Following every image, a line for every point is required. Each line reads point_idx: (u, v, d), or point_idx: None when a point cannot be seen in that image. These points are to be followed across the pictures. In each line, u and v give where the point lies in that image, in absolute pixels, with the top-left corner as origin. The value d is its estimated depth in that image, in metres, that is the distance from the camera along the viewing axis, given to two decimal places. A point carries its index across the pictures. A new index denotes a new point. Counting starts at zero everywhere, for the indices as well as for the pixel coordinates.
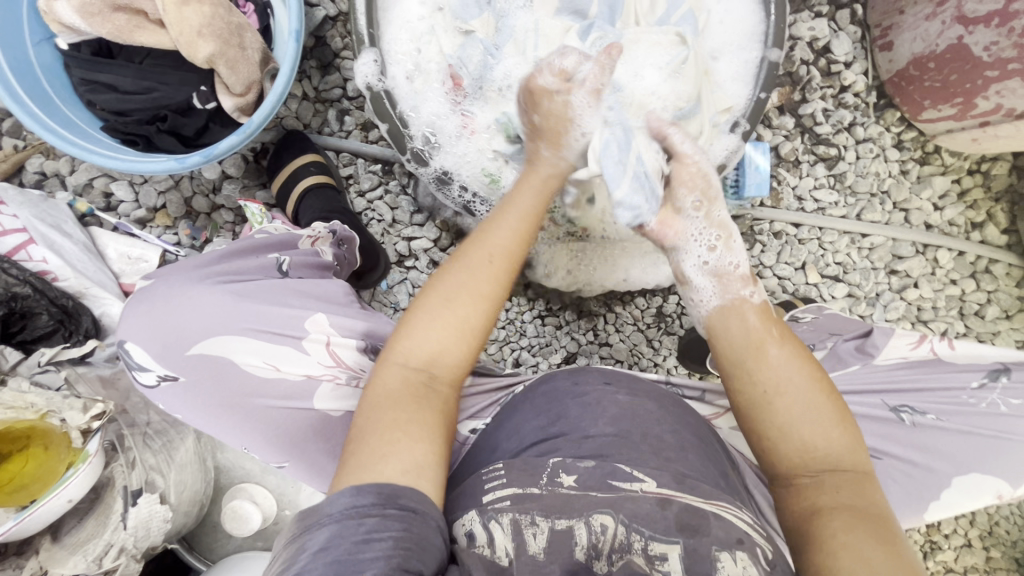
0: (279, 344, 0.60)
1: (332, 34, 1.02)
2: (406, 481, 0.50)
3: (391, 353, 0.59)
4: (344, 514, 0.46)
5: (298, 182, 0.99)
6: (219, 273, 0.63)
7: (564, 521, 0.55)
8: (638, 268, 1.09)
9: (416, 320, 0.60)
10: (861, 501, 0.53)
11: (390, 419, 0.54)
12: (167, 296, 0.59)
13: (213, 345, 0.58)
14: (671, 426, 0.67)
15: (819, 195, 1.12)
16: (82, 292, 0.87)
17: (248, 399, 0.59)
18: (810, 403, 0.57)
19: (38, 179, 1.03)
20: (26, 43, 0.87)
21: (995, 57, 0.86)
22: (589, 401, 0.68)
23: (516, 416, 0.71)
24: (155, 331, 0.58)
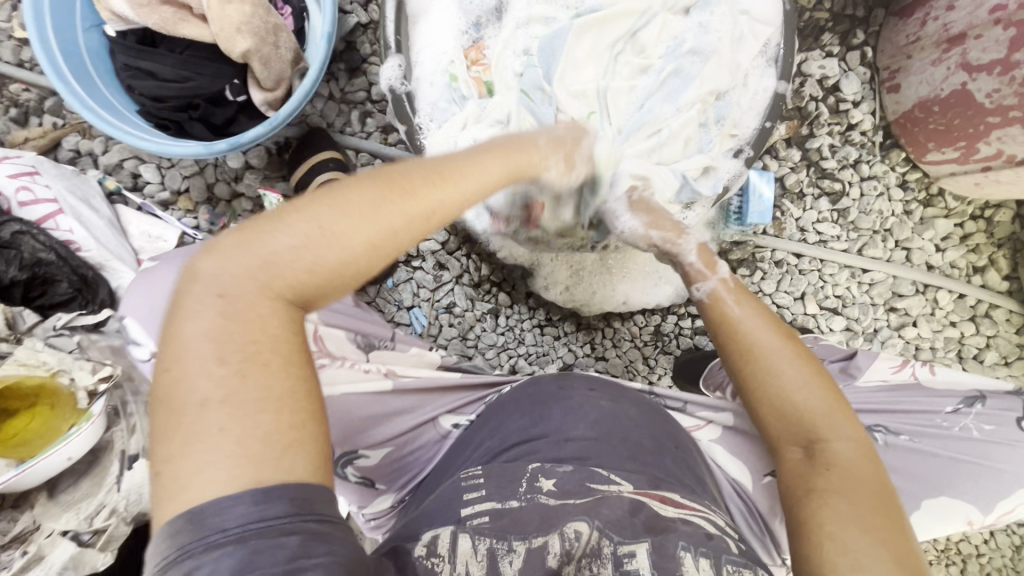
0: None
1: (361, 40, 1.08)
2: (307, 474, 0.41)
3: (250, 274, 0.44)
4: (247, 526, 0.38)
5: (315, 176, 1.03)
6: None
7: (541, 538, 0.51)
8: (639, 291, 1.11)
9: (282, 220, 0.46)
10: (858, 480, 0.56)
11: (273, 361, 0.43)
12: (162, 272, 0.59)
13: None
14: (648, 430, 0.69)
15: (821, 228, 1.14)
16: (102, 263, 0.90)
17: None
18: (781, 367, 0.64)
19: (72, 156, 1.08)
20: (77, 28, 0.94)
21: (997, 105, 0.87)
22: (574, 405, 0.70)
23: (499, 415, 0.72)
24: (147, 303, 0.58)
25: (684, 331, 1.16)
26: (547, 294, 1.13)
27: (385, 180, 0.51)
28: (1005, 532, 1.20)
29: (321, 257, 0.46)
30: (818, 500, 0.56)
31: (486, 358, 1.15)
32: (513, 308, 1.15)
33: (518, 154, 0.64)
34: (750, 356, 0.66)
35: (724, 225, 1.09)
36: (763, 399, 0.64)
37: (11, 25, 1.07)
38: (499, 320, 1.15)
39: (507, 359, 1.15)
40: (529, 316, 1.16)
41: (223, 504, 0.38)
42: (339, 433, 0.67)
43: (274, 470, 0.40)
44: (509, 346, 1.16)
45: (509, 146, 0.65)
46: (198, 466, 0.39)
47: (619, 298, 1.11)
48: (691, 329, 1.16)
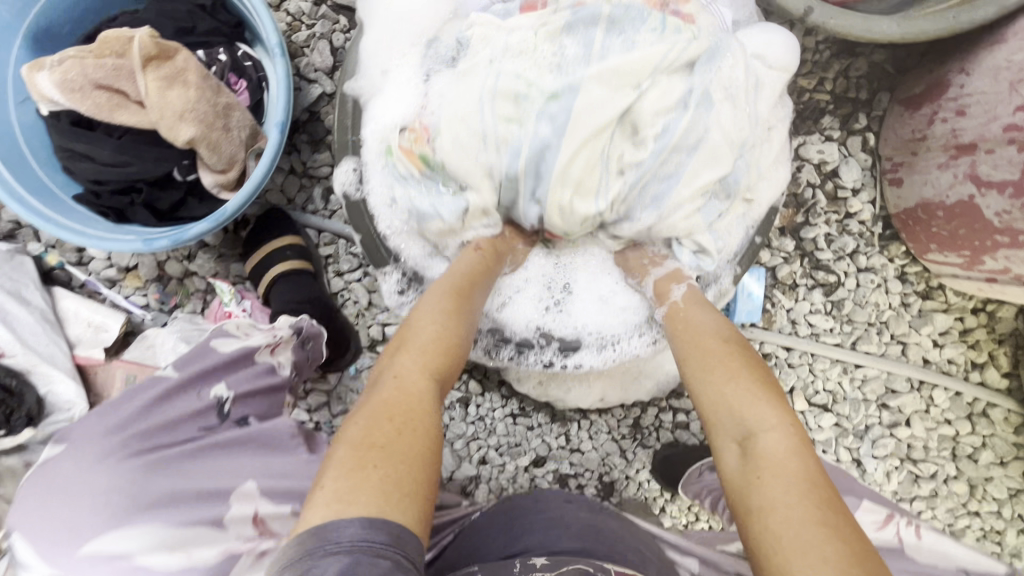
0: (189, 528, 0.54)
1: (326, 111, 1.00)
2: (412, 525, 0.50)
3: (376, 403, 0.58)
4: (355, 543, 0.46)
5: (271, 264, 0.95)
6: (139, 441, 0.57)
7: None
8: (617, 391, 1.04)
9: (418, 327, 0.67)
10: (795, 477, 0.54)
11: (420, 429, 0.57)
12: (68, 478, 0.53)
13: (112, 542, 0.51)
14: (630, 547, 0.71)
15: (813, 320, 1.07)
16: (31, 368, 0.83)
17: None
18: (711, 379, 0.65)
19: (10, 228, 1.00)
20: (7, 103, 0.85)
21: (1006, 224, 0.80)
22: (553, 522, 0.73)
23: (487, 534, 0.76)
24: (50, 521, 0.51)
25: (664, 424, 1.10)
26: (519, 387, 1.05)
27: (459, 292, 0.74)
28: None
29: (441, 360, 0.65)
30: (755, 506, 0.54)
31: (454, 449, 1.08)
32: (484, 397, 1.08)
33: (496, 266, 0.79)
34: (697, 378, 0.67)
35: None
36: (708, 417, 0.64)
37: None
38: (469, 409, 1.09)
39: (476, 450, 1.09)
40: (501, 406, 1.09)
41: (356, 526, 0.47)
42: None
43: (392, 505, 0.49)
44: (479, 436, 1.09)
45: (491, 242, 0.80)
46: (352, 500, 0.49)
47: (595, 395, 1.04)
48: (672, 423, 1.10)
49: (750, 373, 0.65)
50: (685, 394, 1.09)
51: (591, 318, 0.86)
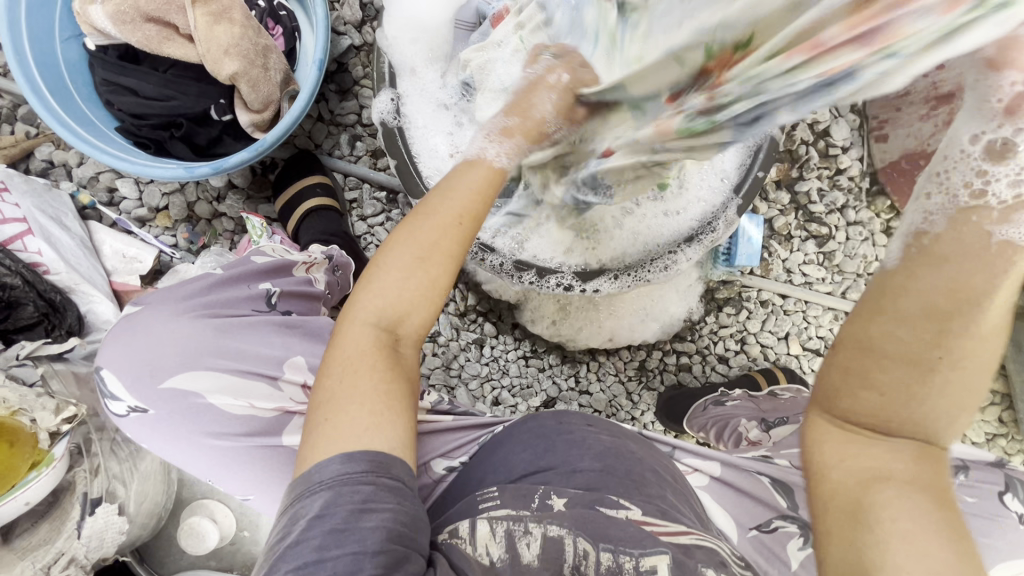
0: (245, 379, 0.60)
1: (354, 62, 1.06)
2: (392, 452, 0.49)
3: (354, 340, 0.52)
4: (337, 480, 0.46)
5: (302, 201, 1.01)
6: (205, 307, 0.63)
7: (556, 527, 0.56)
8: (626, 328, 1.12)
9: (391, 267, 0.52)
10: (931, 477, 0.42)
11: (382, 386, 0.51)
12: (147, 328, 0.59)
13: (185, 383, 0.57)
14: (651, 466, 0.69)
15: (807, 270, 1.15)
16: (73, 287, 0.86)
17: (207, 438, 0.57)
18: (950, 372, 0.40)
19: (45, 167, 1.03)
20: (54, 39, 0.90)
21: None
22: (575, 439, 0.71)
23: (506, 446, 0.74)
24: (134, 361, 0.57)
25: (668, 366, 1.16)
26: (533, 328, 1.13)
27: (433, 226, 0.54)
28: None
29: (415, 304, 0.53)
30: (864, 481, 0.42)
31: (469, 389, 1.13)
32: (498, 339, 1.14)
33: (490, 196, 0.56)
34: (941, 326, 0.39)
35: (712, 264, 1.10)
36: (854, 368, 0.42)
37: None
38: (484, 350, 1.14)
39: (490, 391, 1.13)
40: (514, 347, 1.15)
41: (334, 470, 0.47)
42: None
43: (363, 440, 0.48)
44: (493, 377, 1.14)
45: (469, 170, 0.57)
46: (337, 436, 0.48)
47: (606, 334, 1.12)
48: (675, 366, 1.16)
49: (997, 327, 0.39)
50: (687, 338, 1.16)
51: (617, 246, 0.91)
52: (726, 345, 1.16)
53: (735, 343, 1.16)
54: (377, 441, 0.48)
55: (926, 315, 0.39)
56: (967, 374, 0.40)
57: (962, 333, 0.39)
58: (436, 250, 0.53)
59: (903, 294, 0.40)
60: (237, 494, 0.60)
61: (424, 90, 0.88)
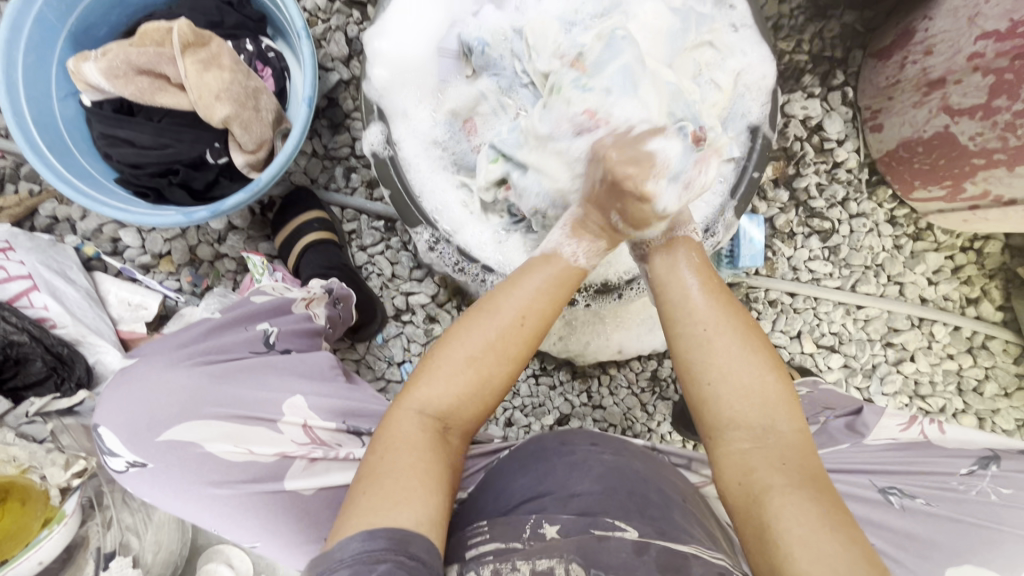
0: (243, 424, 0.59)
1: (344, 96, 1.07)
2: (417, 528, 0.49)
3: (411, 421, 0.58)
4: (356, 559, 0.46)
5: (301, 237, 1.01)
6: (199, 353, 0.62)
7: (545, 561, 0.56)
8: (634, 338, 1.10)
9: (445, 373, 0.60)
10: (795, 461, 0.55)
11: (427, 467, 0.55)
12: (141, 379, 0.58)
13: (181, 434, 0.56)
14: (656, 485, 0.71)
15: (813, 266, 1.13)
16: (79, 339, 0.87)
17: (208, 488, 0.55)
18: (735, 356, 0.59)
19: (49, 223, 1.05)
20: (52, 98, 0.92)
21: (981, 147, 0.87)
22: (576, 460, 0.73)
23: (508, 473, 0.74)
24: (129, 416, 0.57)
25: None
26: (540, 345, 1.11)
27: (512, 321, 0.62)
28: None
29: (469, 394, 0.60)
30: (740, 478, 0.55)
31: None
32: None
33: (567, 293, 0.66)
34: (703, 347, 0.60)
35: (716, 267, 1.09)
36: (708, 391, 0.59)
37: None
38: None
39: (502, 412, 1.12)
40: (523, 366, 1.13)
41: (357, 528, 0.48)
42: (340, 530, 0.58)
43: (386, 515, 0.49)
44: (504, 398, 1.13)
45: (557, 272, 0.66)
46: (385, 507, 0.50)
47: (614, 346, 1.10)
48: None
49: (733, 313, 0.62)
50: None
51: None
52: None
53: None
54: (410, 520, 0.50)
55: (693, 338, 0.61)
56: (754, 359, 0.59)
57: (704, 336, 0.60)
58: (506, 354, 0.61)
59: (680, 325, 0.62)
60: (245, 542, 0.59)
61: (417, 129, 0.88)
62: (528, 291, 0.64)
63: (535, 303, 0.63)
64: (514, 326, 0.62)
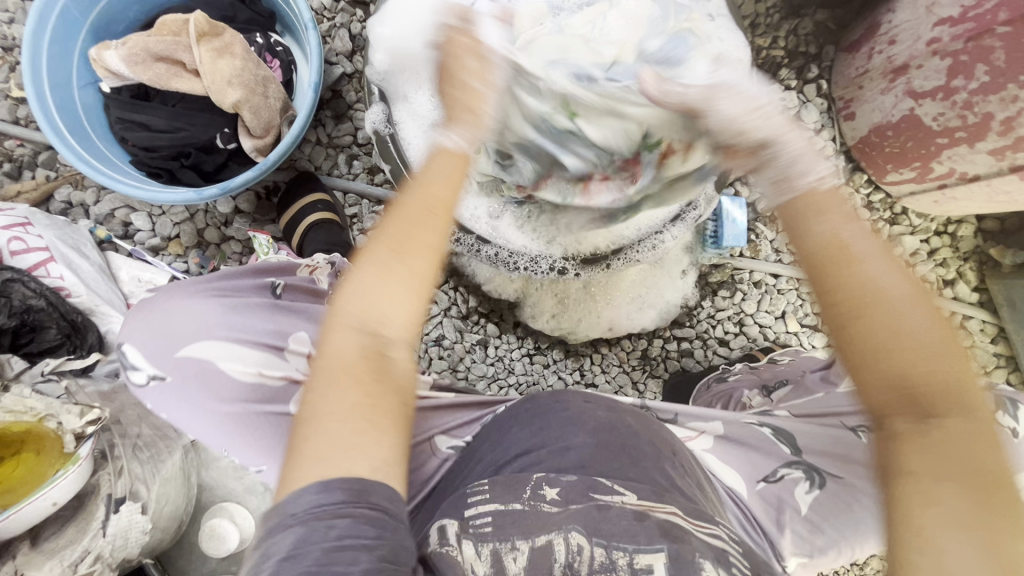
0: (255, 350, 0.63)
1: (347, 88, 1.13)
2: (375, 475, 0.47)
3: (343, 340, 0.51)
4: (310, 513, 0.44)
5: (305, 218, 1.06)
6: (216, 286, 0.67)
7: (543, 538, 0.57)
8: (624, 316, 1.15)
9: (349, 309, 0.52)
10: (985, 445, 0.48)
11: (362, 407, 0.49)
12: (162, 304, 0.63)
13: (198, 354, 0.60)
14: (648, 438, 0.73)
15: (795, 249, 1.18)
16: (92, 308, 0.91)
17: (222, 406, 0.60)
18: (904, 306, 0.49)
19: (64, 207, 1.10)
20: (73, 86, 0.98)
21: (944, 127, 0.93)
22: (572, 416, 0.73)
23: (505, 425, 0.76)
24: (150, 335, 0.61)
25: (671, 353, 1.18)
26: (534, 323, 1.16)
27: (433, 210, 0.55)
28: None
29: (379, 315, 0.52)
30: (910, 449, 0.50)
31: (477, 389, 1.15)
32: (501, 338, 1.16)
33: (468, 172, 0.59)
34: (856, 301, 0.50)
35: (701, 248, 1.14)
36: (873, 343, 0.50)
37: (7, 86, 1.11)
38: (489, 351, 1.16)
39: (498, 390, 1.16)
40: (518, 345, 1.17)
41: (295, 487, 0.45)
42: None
43: (336, 464, 0.46)
44: (500, 376, 1.16)
45: (441, 166, 0.58)
46: (324, 454, 0.46)
47: (605, 323, 1.15)
48: (677, 352, 1.18)
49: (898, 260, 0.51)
50: (687, 324, 1.19)
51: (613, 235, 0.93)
52: (725, 329, 1.19)
53: (733, 325, 1.19)
54: (365, 465, 0.47)
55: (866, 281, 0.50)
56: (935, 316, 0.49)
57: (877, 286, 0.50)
58: (436, 247, 0.55)
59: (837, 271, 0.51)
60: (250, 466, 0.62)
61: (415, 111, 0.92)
62: (442, 182, 0.57)
63: (443, 183, 0.57)
64: (430, 214, 0.55)
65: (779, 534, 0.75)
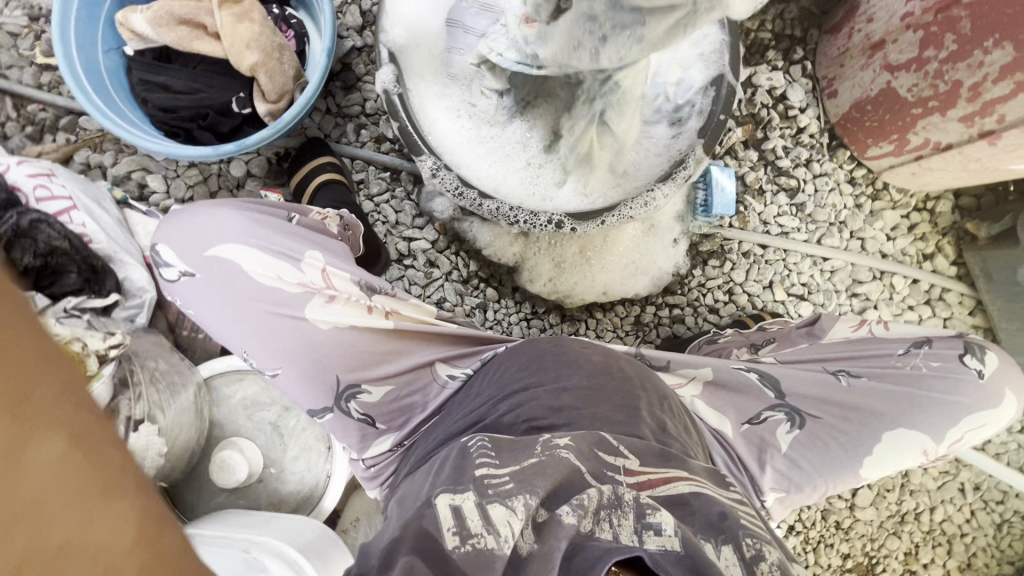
0: (271, 259, 0.74)
1: (356, 61, 1.19)
2: None
3: None
4: None
5: (315, 179, 1.11)
6: (244, 204, 0.79)
7: (549, 512, 0.50)
8: (619, 281, 1.20)
9: None
10: None
11: None
12: (197, 213, 0.76)
13: (223, 254, 0.73)
14: (641, 381, 0.76)
15: (782, 221, 1.24)
16: (111, 255, 0.96)
17: (239, 300, 0.72)
18: None
19: (83, 169, 1.15)
20: (98, 49, 1.03)
21: (918, 97, 0.99)
22: (567, 359, 0.77)
23: (500, 363, 0.79)
24: (187, 236, 0.74)
25: (663, 319, 1.23)
26: (531, 287, 1.21)
27: None
28: (986, 511, 1.27)
29: None
30: None
31: None
32: (500, 303, 1.21)
33: None
34: None
35: (692, 217, 1.19)
36: None
37: (32, 53, 1.16)
38: (488, 314, 1.20)
39: None
40: (516, 310, 1.21)
41: None
42: (346, 366, 0.72)
43: None
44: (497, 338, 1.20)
45: None
46: None
47: (599, 288, 1.20)
48: (669, 318, 1.23)
49: None
50: (678, 292, 1.24)
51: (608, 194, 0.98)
52: (715, 297, 1.24)
53: (723, 294, 1.24)
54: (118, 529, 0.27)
55: None
56: None
57: None
58: None
59: None
60: (267, 369, 0.73)
61: (422, 74, 0.95)
62: None
63: None
64: None
65: (759, 472, 0.78)
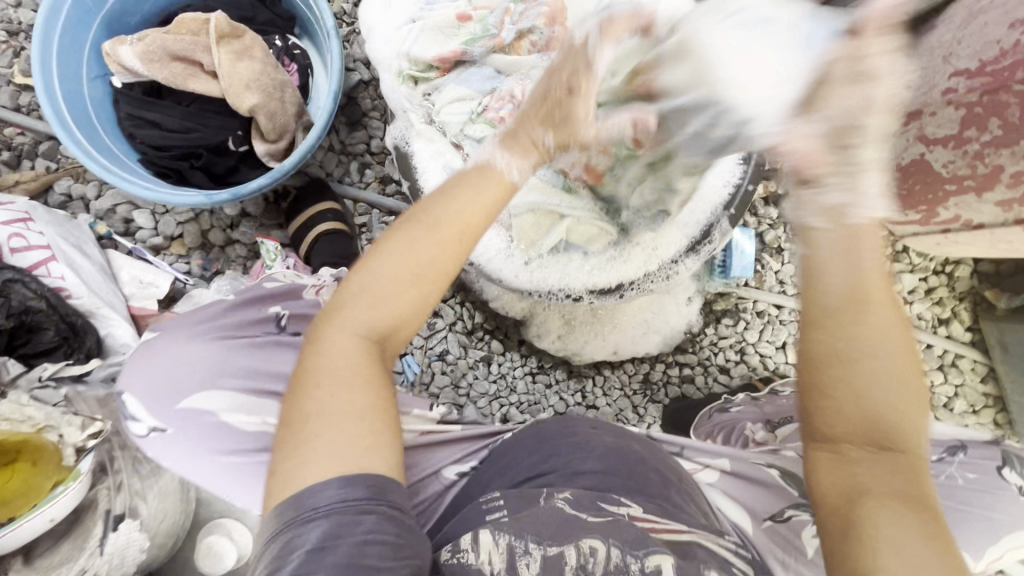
0: (260, 398, 0.64)
1: (362, 96, 1.12)
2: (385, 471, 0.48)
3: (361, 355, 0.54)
4: (332, 506, 0.45)
5: (316, 225, 1.05)
6: (219, 329, 0.65)
7: (557, 548, 0.51)
8: (629, 340, 1.16)
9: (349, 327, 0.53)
10: None
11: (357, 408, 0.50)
12: (164, 348, 0.62)
13: (202, 403, 0.61)
14: (655, 465, 0.71)
15: (798, 281, 1.20)
16: (93, 310, 0.89)
17: (222, 458, 0.60)
18: None
19: (63, 200, 1.06)
20: (82, 78, 0.95)
21: (953, 174, 0.96)
22: (579, 441, 0.72)
23: (511, 452, 0.74)
24: (152, 382, 0.61)
25: (672, 379, 1.19)
26: (539, 342, 1.15)
27: None
28: None
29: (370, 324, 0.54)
30: None
31: (477, 407, 1.13)
32: (506, 356, 1.16)
33: None
34: None
35: (708, 277, 1.15)
36: None
37: (10, 71, 1.08)
38: (491, 368, 1.16)
39: (498, 408, 1.14)
40: (522, 364, 1.17)
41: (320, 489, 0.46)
42: None
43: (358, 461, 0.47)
44: (501, 394, 1.15)
45: None
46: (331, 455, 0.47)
47: (609, 347, 1.15)
48: (678, 378, 1.19)
49: None
50: (690, 350, 1.20)
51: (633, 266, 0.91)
52: (726, 356, 1.20)
53: (735, 353, 1.20)
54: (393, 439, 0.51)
55: None
56: None
57: None
58: None
59: None
60: None
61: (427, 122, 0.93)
62: None
63: None
64: None
65: None
